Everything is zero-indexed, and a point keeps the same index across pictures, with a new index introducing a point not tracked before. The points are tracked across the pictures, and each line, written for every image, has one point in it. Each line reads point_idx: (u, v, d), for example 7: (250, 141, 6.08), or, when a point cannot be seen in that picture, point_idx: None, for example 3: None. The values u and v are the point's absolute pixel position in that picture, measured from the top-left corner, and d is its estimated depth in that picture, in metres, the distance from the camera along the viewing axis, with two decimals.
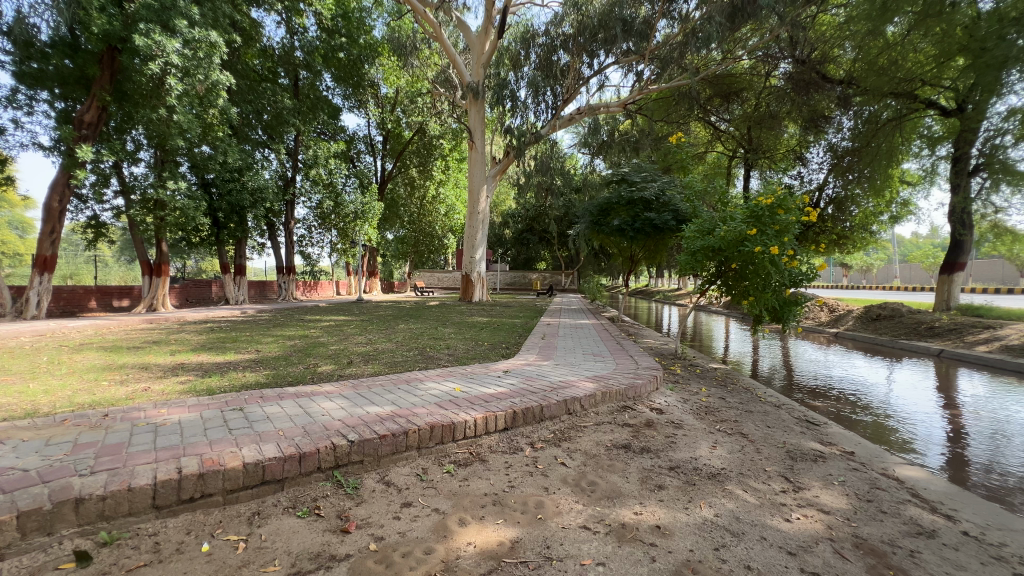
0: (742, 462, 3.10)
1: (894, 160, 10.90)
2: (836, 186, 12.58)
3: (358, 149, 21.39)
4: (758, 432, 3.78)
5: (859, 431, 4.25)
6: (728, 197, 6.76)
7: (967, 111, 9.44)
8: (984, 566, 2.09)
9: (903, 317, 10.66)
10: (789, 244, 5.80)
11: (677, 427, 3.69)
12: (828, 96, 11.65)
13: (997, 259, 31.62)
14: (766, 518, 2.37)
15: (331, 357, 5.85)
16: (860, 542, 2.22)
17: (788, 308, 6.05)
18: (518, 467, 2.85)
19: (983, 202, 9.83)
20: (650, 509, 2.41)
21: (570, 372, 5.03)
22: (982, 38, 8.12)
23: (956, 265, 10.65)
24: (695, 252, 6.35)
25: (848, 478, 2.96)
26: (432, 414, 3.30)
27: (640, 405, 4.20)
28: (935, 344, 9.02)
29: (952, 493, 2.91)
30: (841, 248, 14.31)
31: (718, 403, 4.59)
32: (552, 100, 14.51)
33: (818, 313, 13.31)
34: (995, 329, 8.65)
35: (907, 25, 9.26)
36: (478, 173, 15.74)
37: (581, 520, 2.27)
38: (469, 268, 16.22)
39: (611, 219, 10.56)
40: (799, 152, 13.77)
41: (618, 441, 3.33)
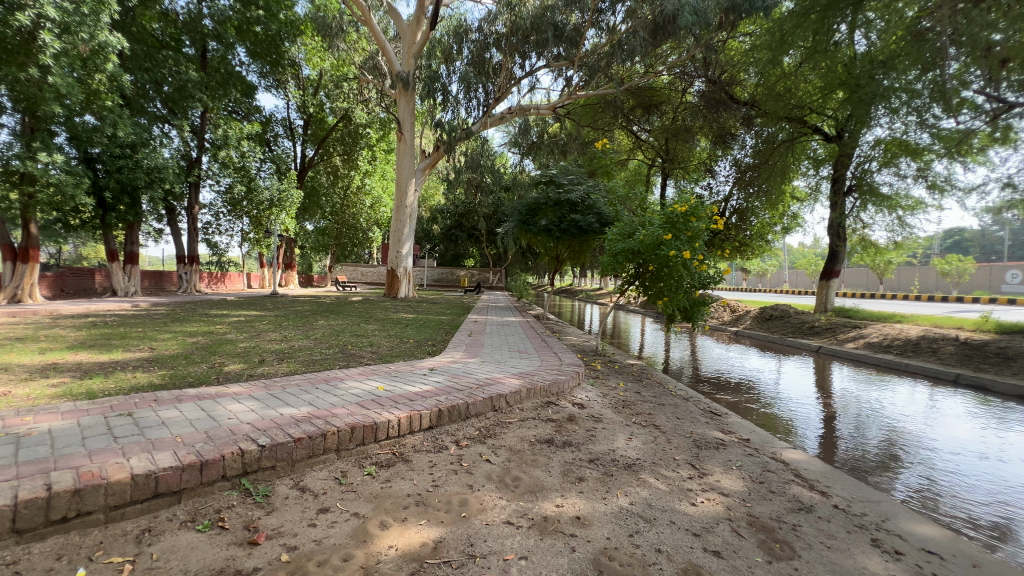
0: (654, 452, 3.31)
1: (786, 177, 12.23)
2: (738, 199, 13.87)
3: (275, 132, 19.86)
4: (669, 423, 4.06)
5: (753, 420, 4.74)
6: (647, 203, 7.14)
7: (844, 138, 10.83)
8: (850, 534, 2.41)
9: (790, 318, 12.00)
10: (699, 250, 6.28)
11: (596, 421, 3.87)
12: (735, 115, 12.73)
13: (864, 268, 36.65)
14: (675, 504, 2.55)
15: (239, 355, 5.39)
16: (753, 520, 2.46)
17: (697, 308, 6.50)
18: (442, 466, 2.81)
19: (855, 218, 11.30)
20: (570, 500, 2.50)
21: (496, 369, 5.05)
22: (857, 76, 9.32)
23: (832, 272, 12.13)
24: (616, 254, 6.70)
25: (744, 463, 3.27)
26: (352, 414, 3.16)
27: (562, 400, 4.34)
28: (815, 342, 10.27)
29: (827, 472, 3.33)
30: (742, 254, 15.78)
31: (634, 397, 4.88)
32: (482, 98, 14.37)
33: (722, 313, 14.66)
34: (859, 328, 10.03)
35: (800, 57, 10.39)
36: (406, 166, 15.28)
37: (505, 515, 2.30)
38: (395, 264, 15.72)
39: (538, 219, 10.74)
40: (708, 164, 14.86)
41: (542, 436, 3.41)
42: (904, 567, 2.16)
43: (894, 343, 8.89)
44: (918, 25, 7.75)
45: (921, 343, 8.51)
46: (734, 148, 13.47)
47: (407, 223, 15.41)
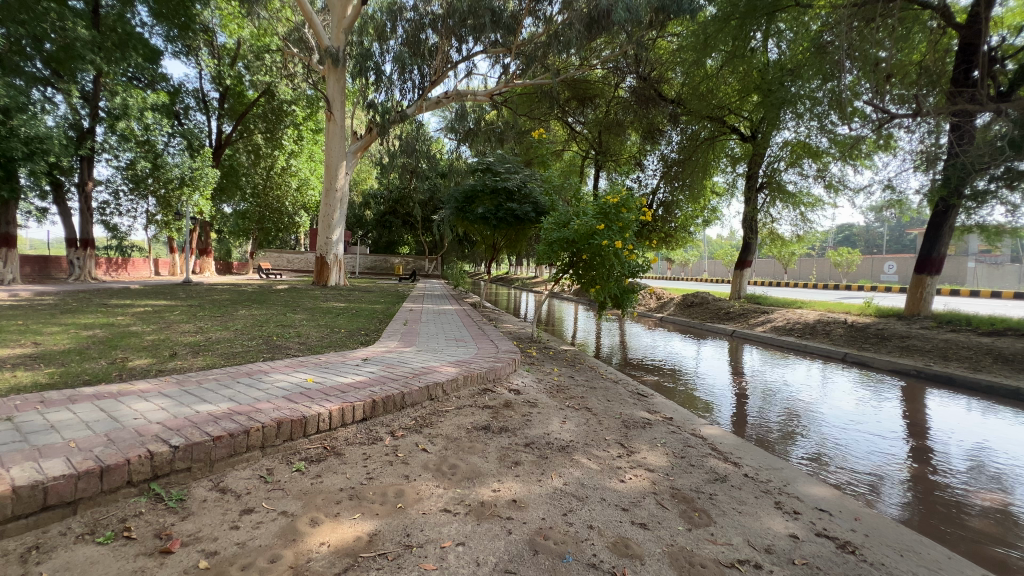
0: (586, 433, 3.45)
1: (707, 173, 13.07)
2: (665, 192, 14.65)
3: (185, 104, 17.99)
4: (600, 406, 4.25)
5: (675, 398, 5.10)
6: (581, 193, 7.34)
7: (757, 138, 11.72)
8: (757, 499, 2.67)
9: (709, 304, 12.94)
10: (629, 240, 6.55)
11: (532, 406, 3.95)
12: (662, 112, 13.32)
13: (772, 259, 40.30)
14: (606, 481, 2.69)
15: (146, 349, 4.89)
16: (675, 492, 2.65)
17: (627, 295, 6.81)
18: (377, 458, 2.75)
19: (765, 213, 12.35)
20: (507, 484, 2.55)
21: (432, 358, 4.99)
22: (769, 81, 10.14)
23: (745, 262, 13.19)
24: (552, 243, 6.84)
25: (667, 440, 3.51)
26: (278, 408, 3.00)
27: (498, 387, 4.39)
28: (730, 326, 11.16)
29: (738, 444, 3.65)
30: (668, 244, 16.64)
31: (568, 382, 5.05)
32: (418, 80, 13.95)
33: (649, 301, 15.49)
34: (767, 313, 11.03)
35: (721, 60, 11.09)
36: (336, 147, 14.47)
37: (441, 504, 2.30)
38: (324, 251, 14.99)
39: (475, 207, 10.63)
40: (638, 158, 15.51)
41: (479, 423, 3.43)
42: (800, 524, 2.44)
43: (795, 326, 9.88)
44: (822, 39, 8.48)
45: (817, 326, 9.53)
46: (662, 143, 14.10)
47: (338, 207, 14.70)
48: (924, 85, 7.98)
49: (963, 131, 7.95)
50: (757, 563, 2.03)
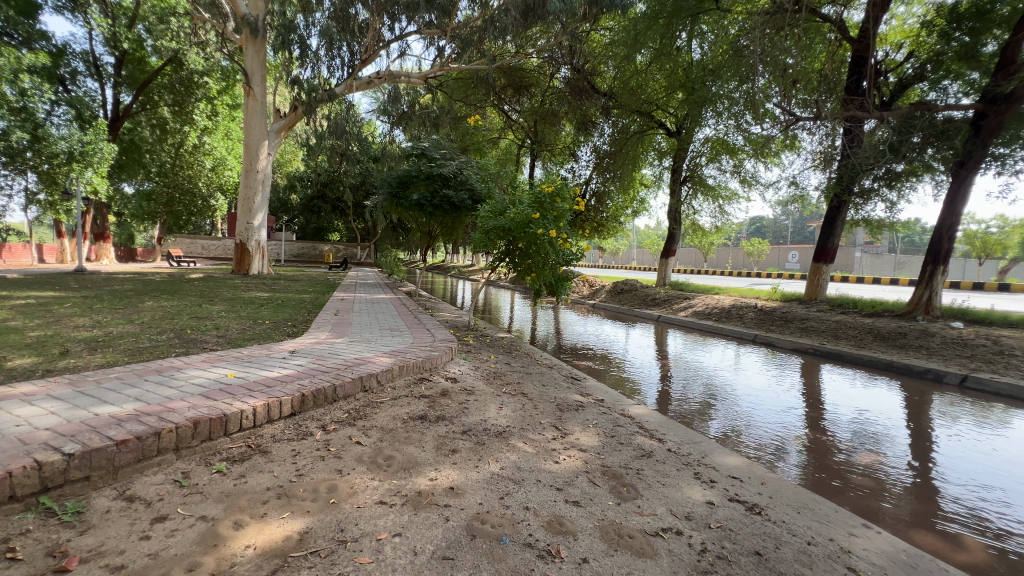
0: (522, 418, 3.54)
1: (636, 166, 13.67)
2: (597, 183, 15.13)
3: (72, 68, 15.75)
4: (535, 390, 4.36)
5: (606, 381, 5.36)
6: (517, 181, 7.38)
7: (682, 134, 12.39)
8: (679, 471, 2.89)
9: (637, 291, 13.62)
10: (563, 229, 6.70)
11: (469, 393, 3.97)
12: (595, 105, 13.64)
13: (693, 249, 43.16)
14: (540, 463, 2.77)
15: (28, 347, 4.29)
16: (606, 470, 2.79)
17: (562, 283, 6.98)
18: (307, 454, 2.64)
19: (688, 205, 13.17)
20: (444, 472, 2.55)
21: (366, 348, 4.84)
22: (693, 80, 10.74)
23: (670, 251, 13.99)
24: (488, 232, 6.85)
25: (599, 421, 3.68)
26: (194, 406, 2.78)
27: (435, 375, 4.36)
28: (655, 312, 11.84)
29: (662, 421, 3.91)
30: (600, 234, 17.14)
31: (504, 368, 5.12)
32: (347, 57, 13.23)
33: (582, 288, 16.02)
34: (689, 299, 11.81)
35: (649, 57, 11.55)
36: (256, 125, 13.37)
37: (377, 496, 2.26)
38: (245, 237, 13.96)
39: (409, 193, 10.34)
40: (572, 149, 15.86)
41: (415, 412, 3.40)
42: (715, 491, 2.66)
43: (713, 311, 10.68)
44: (739, 42, 9.00)
45: (731, 310, 10.36)
46: (595, 135, 14.46)
47: (259, 190, 13.72)
48: (823, 92, 8.73)
49: (853, 135, 8.86)
50: (679, 530, 2.19)
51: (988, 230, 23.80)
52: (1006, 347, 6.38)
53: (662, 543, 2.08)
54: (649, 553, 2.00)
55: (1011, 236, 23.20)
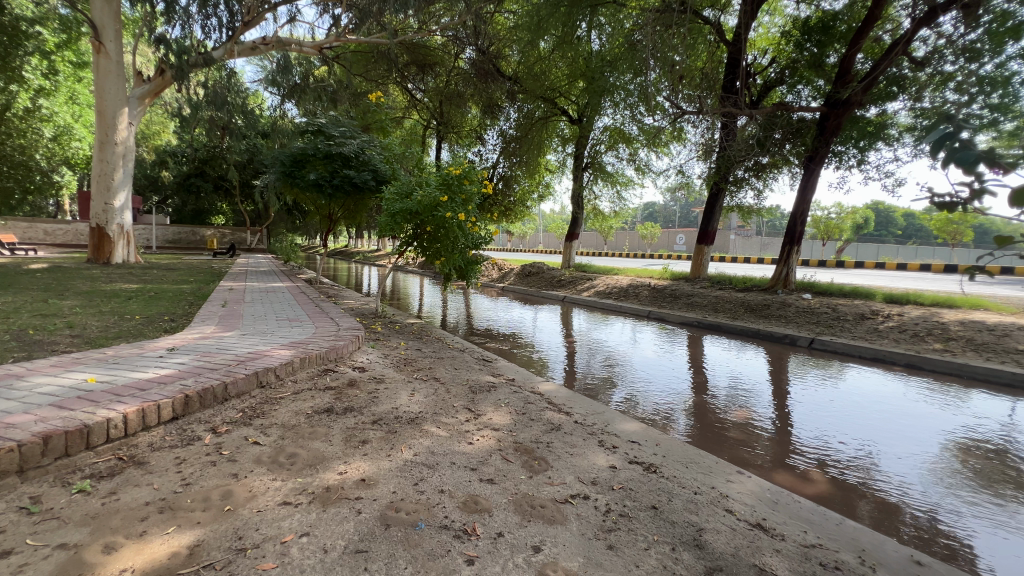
0: (435, 403, 3.51)
1: (542, 151, 14.05)
2: (504, 167, 15.28)
3: None
4: (447, 374, 4.36)
5: (517, 361, 5.52)
6: (424, 163, 7.19)
7: (583, 122, 12.95)
8: (585, 441, 3.08)
9: (544, 273, 14.11)
10: (472, 212, 6.67)
11: (378, 382, 3.84)
12: (501, 88, 13.38)
13: (594, 233, 45.71)
14: (454, 446, 2.78)
15: None
16: (518, 445, 2.89)
17: (471, 267, 6.97)
18: (195, 460, 2.38)
19: (590, 190, 13.85)
20: (354, 464, 2.46)
21: (261, 341, 4.45)
22: (593, 69, 11.19)
23: (574, 234, 14.62)
24: (394, 215, 6.61)
25: (510, 399, 3.77)
26: (44, 420, 2.36)
27: (341, 366, 4.15)
28: (561, 293, 12.35)
29: (570, 396, 4.11)
30: (508, 218, 17.26)
31: (415, 354, 5.03)
32: (226, 17, 11.74)
33: (491, 272, 16.21)
34: (591, 279, 12.50)
35: (552, 44, 11.83)
36: (112, 88, 11.40)
37: (279, 497, 2.11)
38: (103, 220, 12.03)
39: (305, 173, 9.59)
40: (479, 132, 15.83)
41: (320, 406, 3.21)
42: (617, 457, 2.87)
43: (613, 290, 11.42)
44: (632, 37, 9.41)
45: (629, 289, 11.16)
46: (500, 119, 14.43)
47: (119, 165, 11.83)
48: (705, 89, 9.56)
49: (729, 130, 9.85)
50: (585, 495, 2.35)
51: (829, 216, 28.14)
52: (841, 313, 7.66)
53: (572, 509, 2.21)
54: (559, 520, 2.12)
55: (845, 220, 27.68)
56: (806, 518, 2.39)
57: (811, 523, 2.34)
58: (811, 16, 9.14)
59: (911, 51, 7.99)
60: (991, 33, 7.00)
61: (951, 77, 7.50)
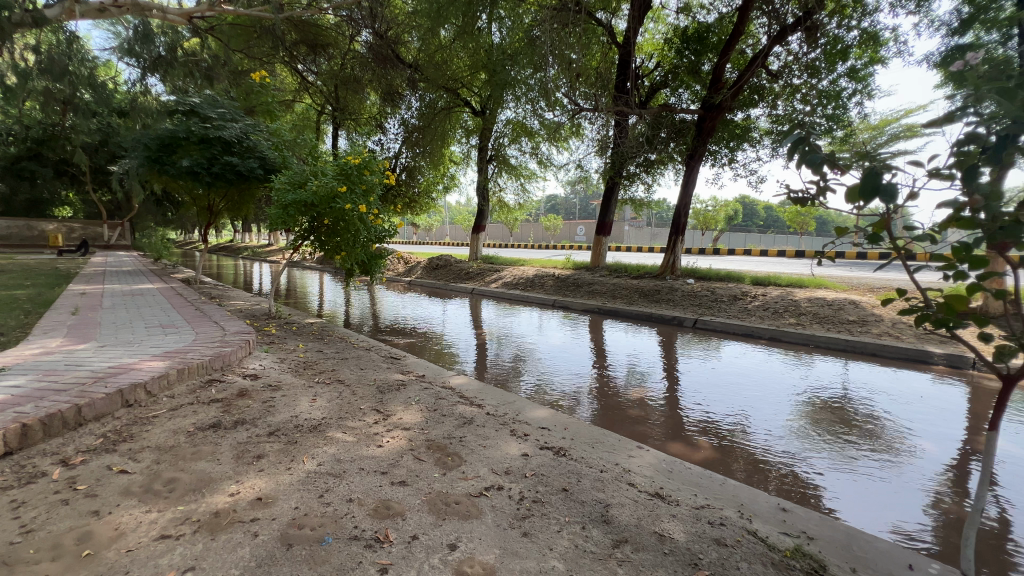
0: (340, 407, 3.31)
1: (445, 142, 13.98)
2: (407, 157, 14.79)
3: None
4: (352, 375, 4.13)
5: (426, 356, 5.41)
6: (319, 150, 6.69)
7: (487, 114, 13.12)
8: (498, 431, 3.11)
9: (451, 266, 13.99)
10: (374, 203, 6.36)
11: (274, 390, 3.53)
12: (401, 75, 12.36)
13: (499, 224, 46.25)
14: (362, 450, 2.65)
15: None
16: (430, 443, 2.83)
17: (375, 262, 6.68)
18: (38, 502, 1.99)
19: (494, 182, 13.98)
20: (249, 483, 2.24)
21: (126, 353, 3.86)
22: (496, 62, 11.29)
23: (480, 226, 14.66)
24: (286, 207, 6.09)
25: (421, 397, 3.68)
26: None
27: (229, 375, 3.74)
28: (469, 285, 12.34)
29: (481, 388, 4.13)
30: (412, 211, 16.77)
31: (316, 356, 4.71)
32: None
33: (396, 266, 15.71)
34: (499, 271, 12.64)
35: (453, 34, 11.85)
36: None
37: (156, 531, 1.85)
38: None
39: (176, 158, 8.45)
40: (379, 120, 15.21)
41: (205, 421, 2.87)
42: (529, 444, 2.95)
43: (519, 281, 11.65)
44: (532, 33, 9.51)
45: (535, 279, 11.47)
46: (402, 108, 13.86)
47: None
48: (600, 87, 10.02)
49: (621, 127, 10.48)
50: (499, 485, 2.38)
51: (707, 208, 31.27)
52: (718, 295, 8.61)
53: (486, 502, 2.22)
54: (474, 514, 2.12)
55: (719, 212, 30.92)
56: (696, 482, 2.65)
57: (700, 486, 2.61)
58: (688, 26, 10.05)
59: (768, 64, 9.14)
60: (826, 53, 8.29)
61: (798, 89, 8.77)
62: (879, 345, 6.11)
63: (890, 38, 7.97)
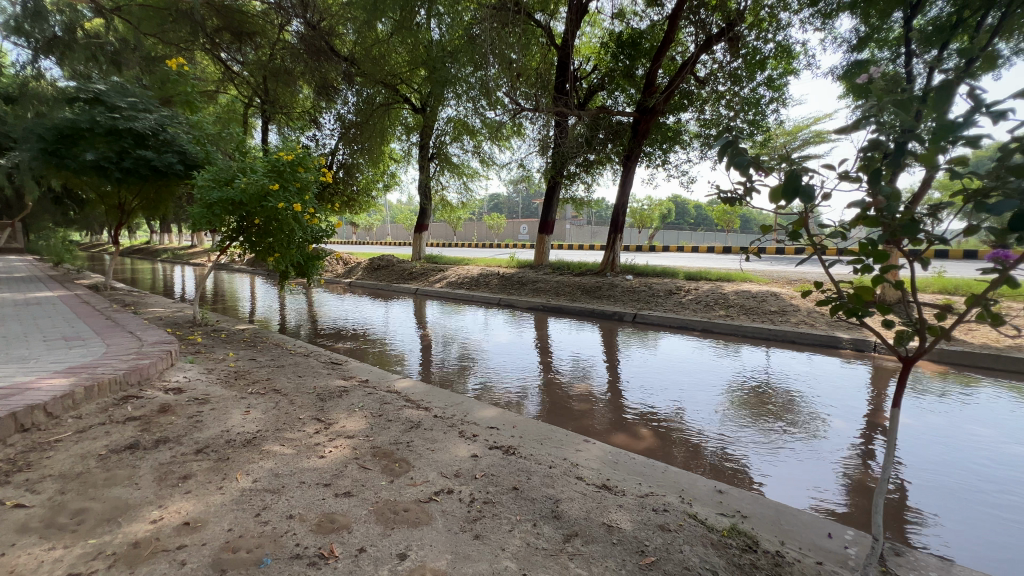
0: (276, 418, 3.12)
1: (385, 139, 13.64)
2: (344, 154, 14.23)
3: None
4: (290, 384, 3.91)
5: (369, 360, 5.23)
6: (246, 145, 6.27)
7: (427, 112, 12.87)
8: (446, 434, 3.06)
9: (393, 266, 13.64)
10: (310, 202, 6.06)
11: (201, 404, 3.26)
12: (335, 68, 11.92)
13: (442, 224, 45.62)
14: (302, 463, 2.51)
15: None
16: (376, 450, 2.74)
17: (312, 263, 6.38)
18: None
19: (437, 180, 13.78)
20: (174, 507, 2.05)
21: (21, 371, 3.42)
22: (435, 58, 11.12)
23: (423, 225, 14.41)
24: (211, 205, 5.65)
25: (365, 402, 3.55)
26: None
27: (147, 390, 3.41)
28: (413, 286, 12.10)
29: (427, 390, 4.04)
30: (351, 209, 16.18)
31: (248, 365, 4.41)
32: None
33: (335, 267, 15.09)
34: (443, 270, 12.50)
35: (390, 28, 11.46)
36: None
37: (63, 570, 1.65)
38: None
39: (78, 151, 7.61)
40: (313, 115, 14.53)
41: (120, 443, 2.59)
42: (478, 445, 2.93)
43: (464, 280, 11.57)
44: (471, 30, 9.47)
45: (479, 278, 11.44)
46: (338, 103, 13.30)
47: None
48: (539, 88, 10.12)
49: (562, 128, 10.71)
50: (449, 489, 2.34)
51: (643, 207, 32.59)
52: (655, 290, 9.01)
53: (436, 507, 2.18)
54: (424, 520, 2.07)
55: (655, 211, 32.33)
56: (640, 472, 2.75)
57: (643, 475, 2.72)
58: (623, 32, 10.42)
59: (696, 71, 9.68)
60: (747, 63, 8.90)
61: (723, 96, 9.35)
62: (798, 333, 6.66)
63: (801, 52, 8.70)
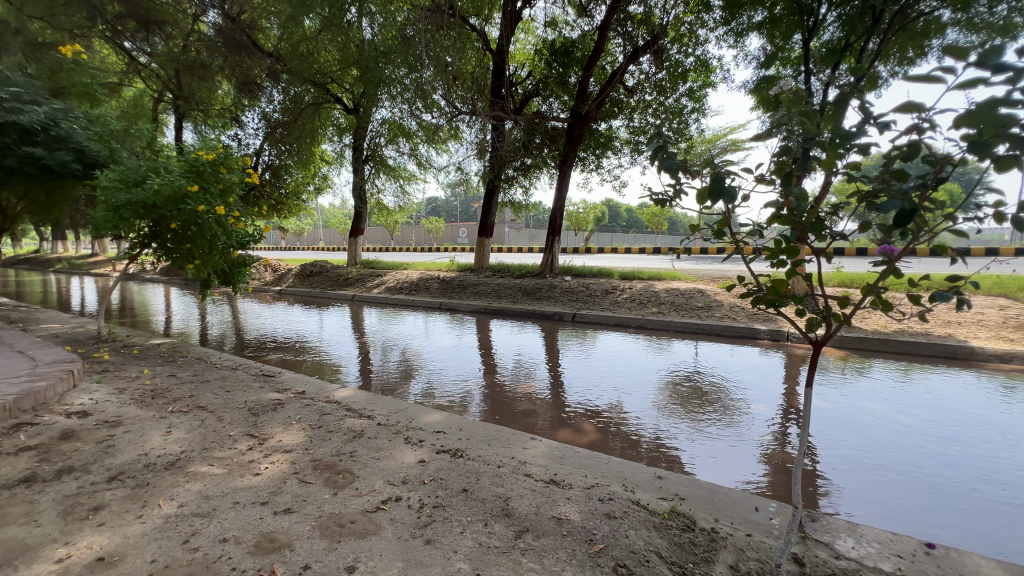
0: (203, 436, 2.90)
1: (314, 139, 13.13)
2: (270, 155, 13.46)
3: None
4: (216, 400, 3.64)
5: (304, 371, 4.99)
6: (158, 143, 5.74)
7: (360, 113, 12.48)
8: (391, 441, 2.98)
9: (328, 272, 13.08)
10: (234, 205, 5.67)
11: (113, 426, 2.95)
12: (259, 64, 11.38)
13: (379, 228, 44.38)
14: (235, 482, 2.35)
15: None
16: (317, 463, 2.62)
17: (238, 270, 6.00)
18: None
19: (372, 183, 13.39)
20: (84, 542, 1.85)
21: None
22: (368, 57, 10.78)
23: (358, 230, 13.94)
24: (118, 208, 5.12)
25: (302, 415, 3.38)
26: None
27: (45, 416, 3.03)
28: (349, 292, 11.67)
29: (369, 399, 3.91)
30: (279, 213, 15.32)
31: (167, 382, 4.05)
32: None
33: (263, 274, 14.22)
34: (381, 275, 12.16)
35: (318, 26, 11.01)
36: None
37: None
38: None
39: None
40: (234, 113, 13.60)
41: (13, 477, 2.29)
42: (426, 450, 2.88)
43: (403, 285, 11.34)
44: (405, 31, 9.36)
45: (419, 283, 11.25)
46: (262, 101, 12.54)
47: None
48: (476, 91, 10.09)
49: (499, 132, 10.86)
50: (397, 496, 2.29)
51: (579, 210, 33.58)
52: (592, 290, 9.32)
53: (384, 516, 2.12)
54: (372, 531, 2.01)
55: (590, 213, 33.44)
56: (585, 465, 2.84)
57: (589, 467, 2.81)
58: (556, 40, 10.72)
59: (624, 81, 10.16)
60: (670, 75, 9.47)
61: (650, 105, 9.88)
62: (723, 326, 7.15)
63: (717, 66, 9.38)
